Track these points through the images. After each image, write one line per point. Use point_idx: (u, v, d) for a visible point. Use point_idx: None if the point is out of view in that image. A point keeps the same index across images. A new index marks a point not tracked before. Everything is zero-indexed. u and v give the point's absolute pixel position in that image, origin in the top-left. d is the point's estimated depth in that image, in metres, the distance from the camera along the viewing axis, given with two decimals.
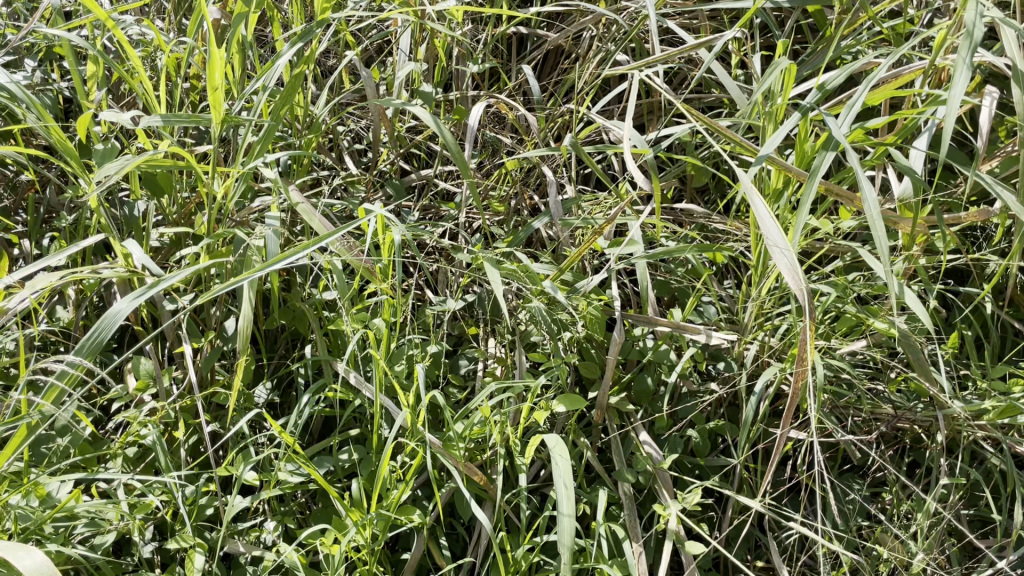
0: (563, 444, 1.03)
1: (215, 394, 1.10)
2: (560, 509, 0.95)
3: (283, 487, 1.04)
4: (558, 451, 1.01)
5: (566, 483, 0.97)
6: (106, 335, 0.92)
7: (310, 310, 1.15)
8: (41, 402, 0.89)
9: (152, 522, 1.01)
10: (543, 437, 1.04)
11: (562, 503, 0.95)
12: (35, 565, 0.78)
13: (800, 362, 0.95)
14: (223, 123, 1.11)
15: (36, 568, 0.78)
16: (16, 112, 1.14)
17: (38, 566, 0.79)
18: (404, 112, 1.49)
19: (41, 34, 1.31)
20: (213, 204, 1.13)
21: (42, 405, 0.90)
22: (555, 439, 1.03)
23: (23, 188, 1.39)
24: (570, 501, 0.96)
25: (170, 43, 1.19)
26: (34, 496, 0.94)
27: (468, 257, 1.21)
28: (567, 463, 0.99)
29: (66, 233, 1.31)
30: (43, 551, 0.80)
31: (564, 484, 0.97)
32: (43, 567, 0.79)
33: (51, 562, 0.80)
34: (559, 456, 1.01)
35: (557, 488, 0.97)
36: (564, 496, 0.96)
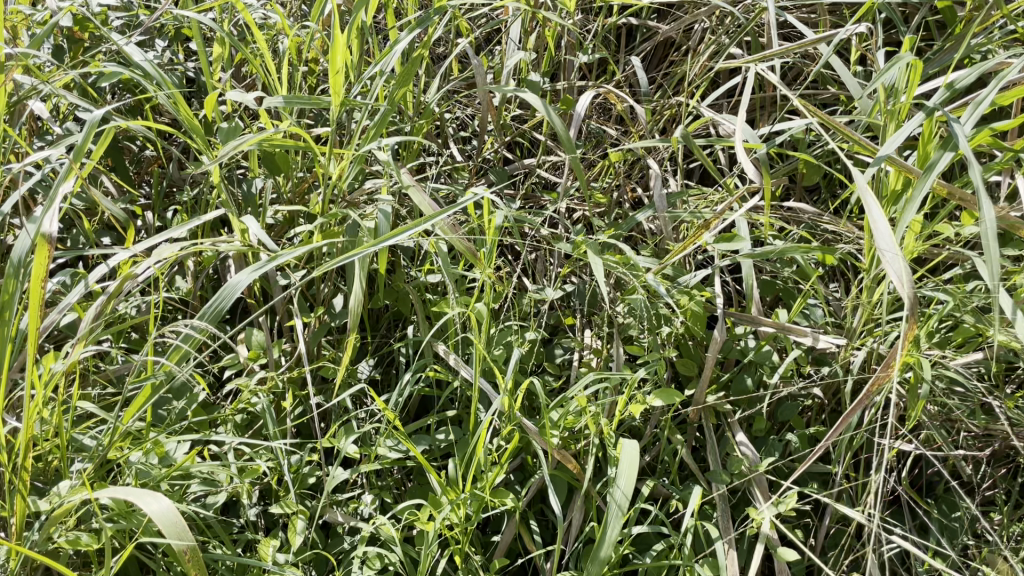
0: (635, 460, 1.00)
1: (323, 367, 1.14)
2: (599, 545, 0.99)
3: (383, 462, 1.08)
4: (626, 473, 0.99)
5: (617, 523, 0.98)
6: (224, 305, 0.98)
7: (414, 292, 1.18)
8: (167, 361, 0.95)
9: (259, 486, 1.06)
10: (623, 441, 1.01)
11: (603, 543, 0.98)
12: (160, 510, 0.81)
13: (885, 372, 0.92)
14: (343, 106, 1.15)
15: (161, 512, 0.81)
16: (149, 90, 1.20)
17: (164, 511, 0.82)
18: (512, 101, 1.51)
19: (173, 16, 1.38)
20: (329, 184, 1.18)
21: (168, 365, 0.96)
22: (632, 456, 1.00)
23: (148, 163, 1.47)
24: (612, 543, 0.98)
25: (294, 27, 1.24)
26: (154, 454, 0.98)
27: (570, 246, 1.21)
28: (627, 497, 0.98)
29: (188, 206, 1.38)
30: (168, 498, 0.83)
31: (615, 518, 0.98)
32: (168, 513, 0.82)
33: (175, 509, 0.83)
34: (626, 475, 0.99)
35: (607, 521, 0.98)
36: (609, 534, 0.98)
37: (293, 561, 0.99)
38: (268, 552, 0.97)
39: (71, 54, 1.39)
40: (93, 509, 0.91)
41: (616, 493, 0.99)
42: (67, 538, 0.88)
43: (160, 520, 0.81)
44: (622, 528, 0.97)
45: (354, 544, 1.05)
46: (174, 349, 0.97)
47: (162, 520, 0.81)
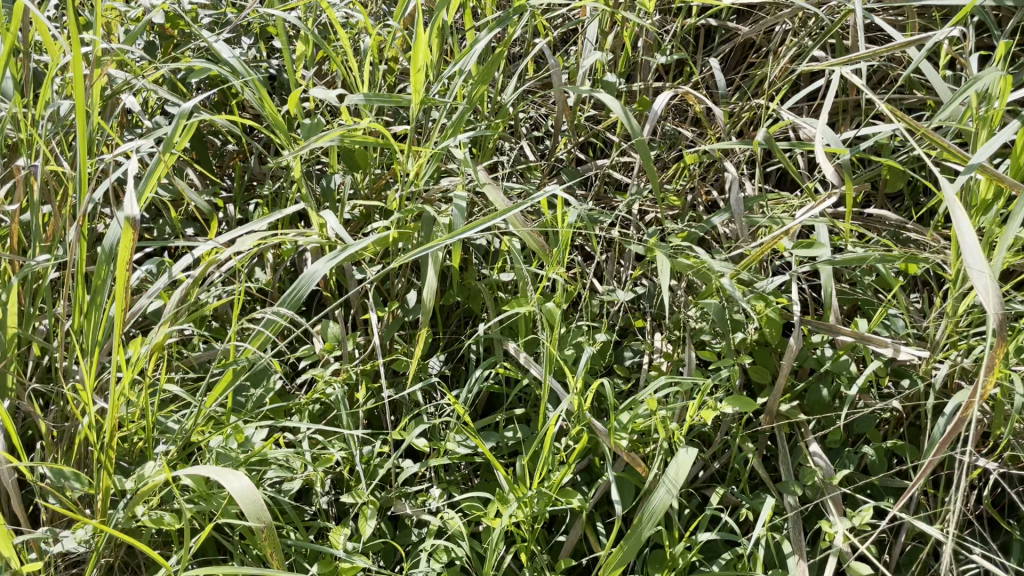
0: (687, 464, 1.00)
1: (395, 361, 1.16)
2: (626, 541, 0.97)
3: (452, 457, 1.09)
4: (673, 476, 0.99)
5: (651, 520, 0.97)
6: (303, 293, 1.00)
7: (486, 289, 1.19)
8: (249, 345, 0.99)
9: (331, 475, 1.08)
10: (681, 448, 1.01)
11: (631, 538, 0.96)
12: (242, 488, 0.83)
13: (976, 391, 0.88)
14: (422, 104, 1.17)
15: (242, 490, 0.83)
16: (236, 86, 1.23)
17: (245, 489, 0.83)
18: (586, 101, 1.50)
19: (259, 14, 1.41)
20: (406, 181, 1.19)
21: (249, 350, 1.00)
22: (685, 462, 1.00)
23: (230, 157, 1.52)
24: (639, 538, 0.96)
25: (377, 26, 1.26)
26: (234, 439, 1.01)
27: (643, 248, 1.21)
28: (668, 497, 0.97)
29: (268, 200, 1.41)
30: (249, 478, 0.85)
31: (651, 518, 0.97)
32: (248, 492, 0.83)
33: (255, 489, 0.84)
34: (674, 476, 0.99)
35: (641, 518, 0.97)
36: (640, 530, 0.97)
37: (362, 550, 1.01)
38: (338, 539, 0.99)
39: (162, 50, 1.44)
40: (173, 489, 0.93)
41: (663, 486, 0.98)
42: (151, 516, 0.92)
43: (241, 498, 0.82)
44: (654, 524, 0.96)
45: (422, 536, 1.06)
46: (256, 336, 1.00)
47: (243, 498, 0.82)
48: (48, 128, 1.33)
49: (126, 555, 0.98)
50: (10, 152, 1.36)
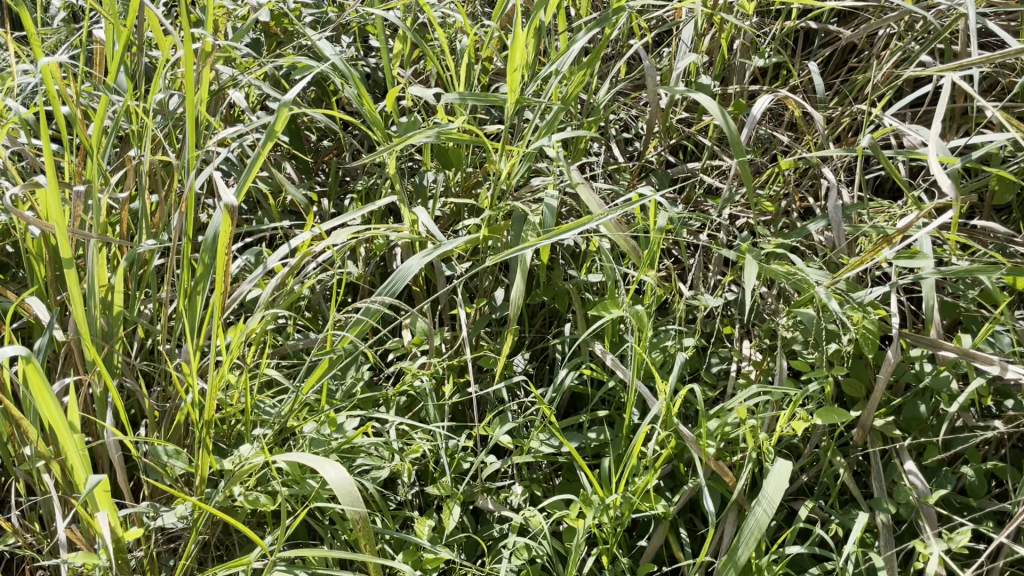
0: (784, 479, 0.95)
1: (482, 357, 1.18)
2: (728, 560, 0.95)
3: (536, 455, 1.10)
4: (771, 493, 0.95)
5: (750, 539, 0.95)
6: (397, 287, 1.04)
7: (574, 290, 1.19)
8: (348, 333, 1.04)
9: (416, 467, 1.10)
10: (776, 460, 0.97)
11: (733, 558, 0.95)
12: (339, 479, 0.84)
13: None
14: (518, 103, 1.17)
15: (340, 481, 0.84)
16: (337, 83, 1.27)
17: (342, 480, 0.84)
18: (679, 103, 1.49)
19: (360, 13, 1.45)
20: (498, 180, 1.20)
21: (347, 339, 1.05)
22: (782, 476, 0.96)
23: (326, 152, 1.56)
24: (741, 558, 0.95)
25: (475, 26, 1.28)
26: (326, 425, 1.04)
27: (735, 253, 1.19)
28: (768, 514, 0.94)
29: (362, 195, 1.44)
30: (344, 468, 0.86)
31: (750, 536, 0.95)
32: (345, 483, 0.84)
33: (351, 480, 0.85)
34: (772, 493, 0.95)
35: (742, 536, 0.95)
36: (741, 549, 0.95)
37: (445, 543, 1.03)
38: (423, 531, 1.01)
39: (265, 47, 1.49)
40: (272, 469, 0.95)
41: (759, 506, 0.95)
42: (247, 496, 0.95)
43: (339, 488, 0.83)
44: (754, 543, 0.94)
45: (504, 532, 1.07)
46: (354, 325, 1.05)
47: (340, 489, 0.84)
48: (157, 120, 1.39)
49: (221, 533, 1.02)
50: (122, 143, 1.43)
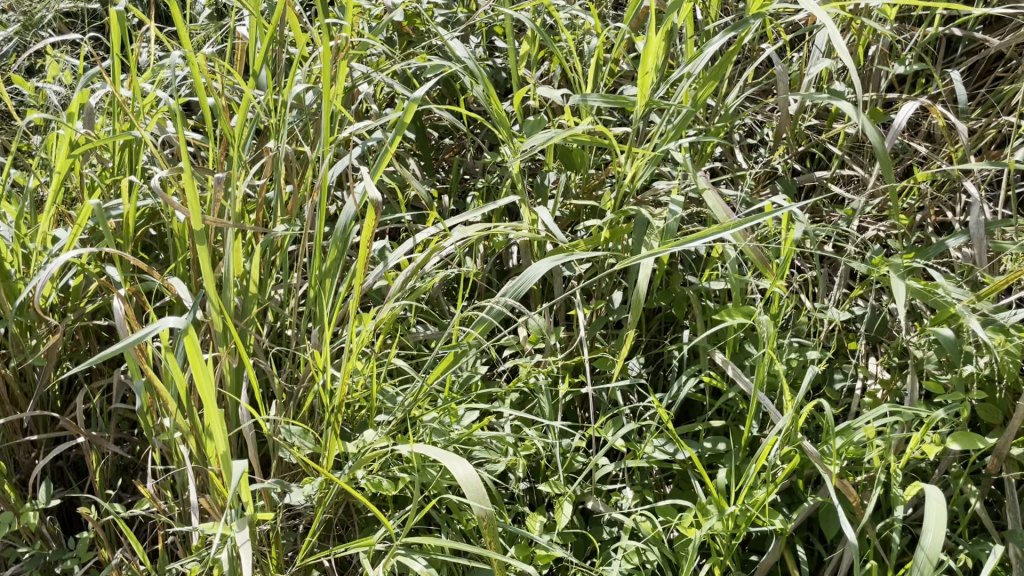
0: (944, 508, 0.92)
1: (599, 359, 1.18)
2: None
3: (650, 461, 1.09)
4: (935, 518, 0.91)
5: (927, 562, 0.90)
6: (522, 289, 1.06)
7: (694, 296, 1.17)
8: (472, 331, 1.07)
9: (529, 463, 1.11)
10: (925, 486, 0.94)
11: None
12: (466, 475, 0.86)
13: None
14: (648, 106, 1.17)
15: (466, 478, 0.86)
16: (467, 82, 1.30)
17: (468, 477, 0.86)
18: (809, 110, 1.45)
19: (491, 13, 1.47)
20: (623, 182, 1.20)
21: (472, 336, 1.08)
22: (938, 501, 0.93)
23: (449, 150, 1.60)
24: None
25: (606, 28, 1.28)
26: (448, 415, 1.06)
27: (867, 266, 1.15)
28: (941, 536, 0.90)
29: (483, 193, 1.47)
30: (471, 465, 0.88)
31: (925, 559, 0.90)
32: (472, 480, 0.86)
33: (478, 477, 0.87)
34: (936, 522, 0.91)
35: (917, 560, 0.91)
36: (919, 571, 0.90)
37: (557, 540, 1.04)
38: (535, 527, 1.03)
39: (397, 46, 1.53)
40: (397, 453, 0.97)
41: (927, 536, 0.91)
42: (370, 480, 0.99)
43: (465, 485, 0.85)
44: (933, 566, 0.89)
45: (614, 535, 1.07)
46: (478, 323, 1.08)
47: (467, 485, 0.85)
48: (293, 114, 1.45)
49: (342, 514, 1.06)
50: (260, 135, 1.50)
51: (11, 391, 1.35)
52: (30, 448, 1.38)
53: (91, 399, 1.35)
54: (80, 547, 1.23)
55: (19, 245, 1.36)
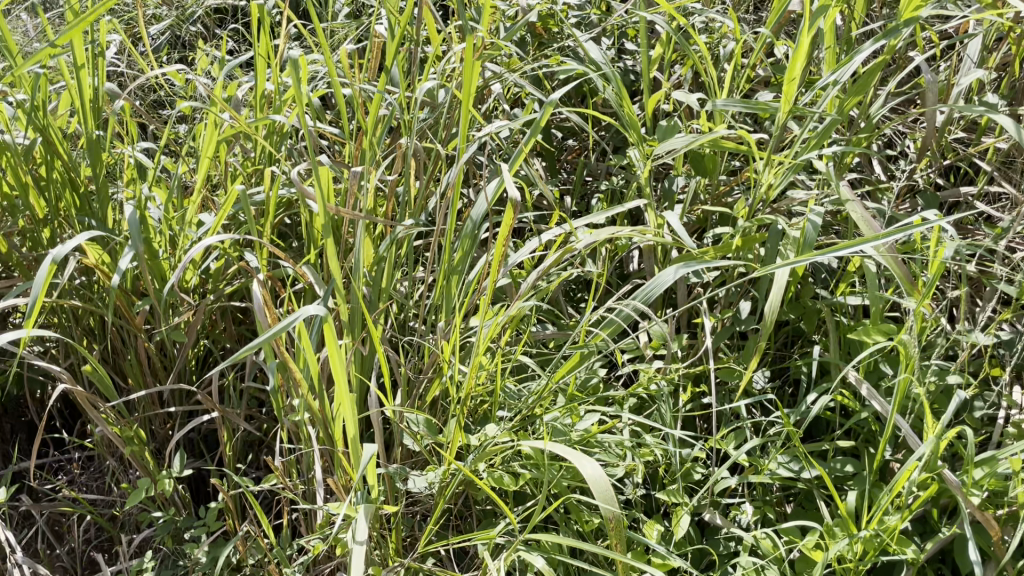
0: None
1: (724, 369, 1.16)
2: None
3: (773, 477, 1.07)
4: None
5: None
6: (651, 296, 1.07)
7: (828, 310, 1.13)
8: (601, 332, 1.07)
9: (647, 470, 1.11)
10: None
11: None
12: (594, 474, 0.85)
13: None
14: (791, 113, 1.14)
15: (594, 476, 0.85)
16: (601, 84, 1.29)
17: (597, 475, 0.86)
18: (956, 122, 1.38)
19: (626, 15, 1.47)
20: (759, 191, 1.18)
21: (600, 337, 1.08)
22: None
23: (573, 151, 1.60)
24: None
25: (746, 33, 1.26)
26: (570, 415, 1.07)
27: (1019, 289, 1.09)
28: None
29: (608, 196, 1.46)
30: (601, 465, 0.87)
31: None
32: (600, 478, 0.85)
33: (607, 476, 0.86)
34: None
35: None
36: None
37: (673, 550, 1.03)
38: (652, 534, 1.02)
39: (530, 47, 1.54)
40: (521, 451, 0.98)
41: None
42: (492, 474, 1.01)
43: (593, 483, 0.85)
44: None
45: (733, 550, 1.05)
46: (606, 324, 1.09)
47: (595, 483, 0.85)
48: (426, 112, 1.48)
49: (462, 505, 1.08)
50: (392, 130, 1.54)
51: (152, 364, 1.43)
52: (166, 418, 1.46)
53: (225, 377, 1.42)
54: (209, 515, 1.30)
55: (166, 227, 1.43)
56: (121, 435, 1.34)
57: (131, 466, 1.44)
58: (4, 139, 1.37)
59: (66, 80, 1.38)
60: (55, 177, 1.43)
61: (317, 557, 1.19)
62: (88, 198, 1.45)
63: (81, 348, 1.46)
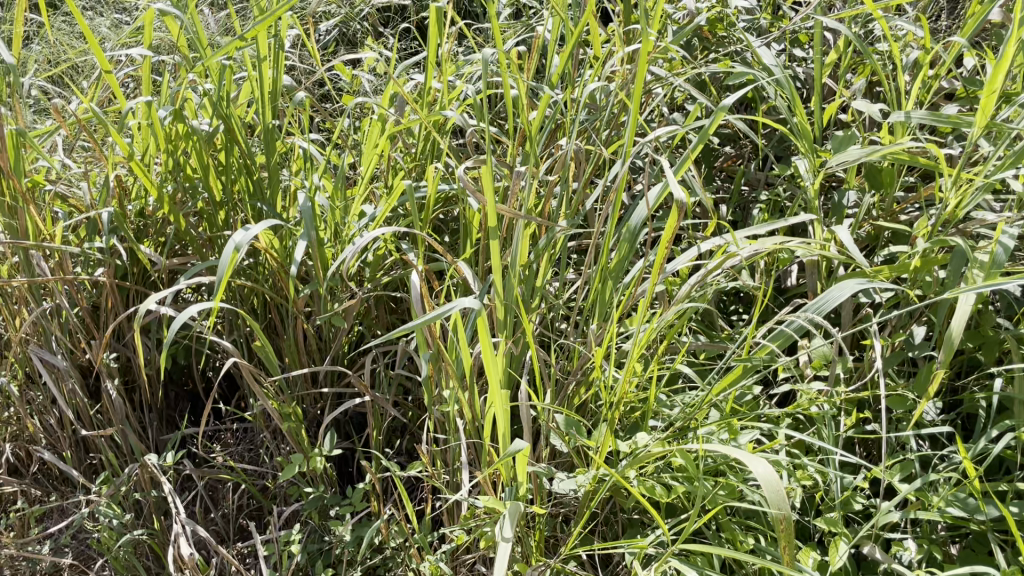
0: None
1: (892, 395, 1.09)
2: None
3: (943, 515, 1.00)
4: None
5: None
6: (824, 309, 1.02)
7: (1013, 341, 1.05)
8: (767, 345, 1.03)
9: (803, 494, 1.06)
10: None
11: None
12: (765, 474, 0.80)
13: None
14: (986, 128, 1.07)
15: (765, 477, 0.80)
16: (774, 92, 1.25)
17: (767, 475, 0.80)
18: None
19: (802, 21, 1.42)
20: (943, 209, 1.11)
21: (765, 350, 1.04)
22: None
23: (732, 159, 1.56)
24: None
25: (939, 41, 1.19)
26: (725, 429, 1.04)
27: None
28: None
29: (769, 207, 1.42)
30: (772, 465, 0.82)
31: None
32: (772, 479, 0.80)
33: (779, 478, 0.80)
34: None
35: None
36: None
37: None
38: (808, 562, 0.98)
39: (696, 50, 1.51)
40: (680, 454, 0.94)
41: None
42: (643, 483, 0.99)
43: (763, 483, 0.79)
44: None
45: None
46: (774, 336, 1.05)
47: (766, 483, 0.79)
48: (587, 113, 1.48)
49: (608, 511, 1.07)
50: (551, 131, 1.54)
51: (309, 346, 1.49)
52: (318, 398, 1.52)
53: (376, 363, 1.47)
54: (355, 494, 1.35)
55: (331, 216, 1.49)
56: (279, 411, 1.41)
57: (283, 442, 1.51)
58: (191, 125, 1.45)
59: (250, 72, 1.46)
60: (233, 163, 1.51)
61: (458, 547, 1.21)
62: (261, 184, 1.52)
63: (245, 326, 1.54)
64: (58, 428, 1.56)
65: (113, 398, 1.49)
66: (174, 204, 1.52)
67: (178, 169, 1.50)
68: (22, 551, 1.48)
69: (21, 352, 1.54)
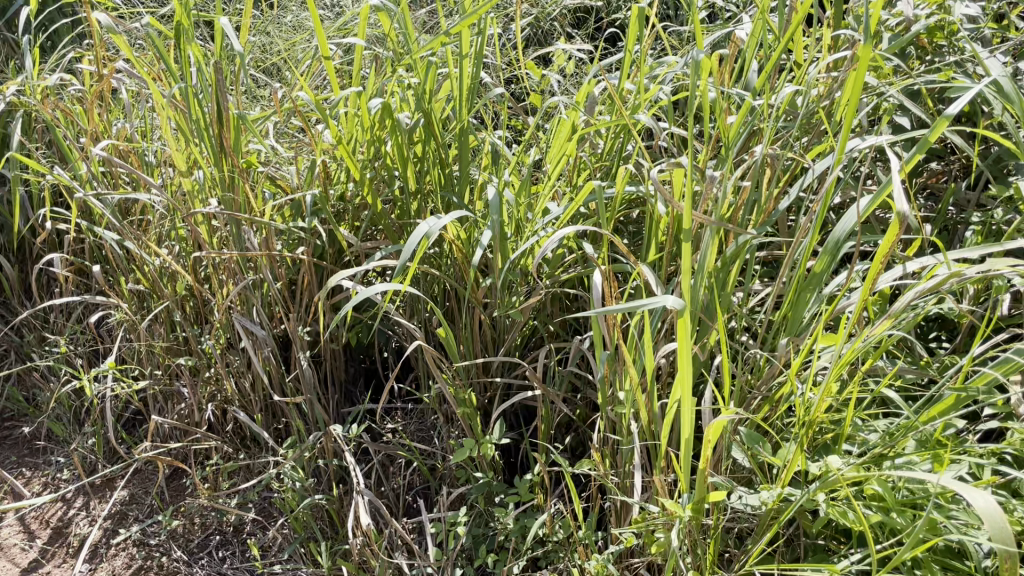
0: None
1: None
2: None
3: None
4: None
5: None
6: None
7: None
8: (986, 373, 0.96)
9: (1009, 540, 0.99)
10: None
11: None
12: (986, 505, 0.77)
13: None
14: None
15: (986, 508, 0.77)
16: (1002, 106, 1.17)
17: (988, 507, 0.77)
18: None
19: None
20: None
21: (982, 379, 0.97)
22: None
23: (940, 176, 1.47)
24: None
25: None
26: (927, 460, 0.99)
27: None
28: None
29: (980, 230, 1.33)
30: (995, 499, 0.79)
31: None
32: (994, 512, 0.77)
33: (1002, 512, 0.77)
34: None
35: None
36: None
37: None
38: None
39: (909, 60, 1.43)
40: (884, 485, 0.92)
41: None
42: (835, 507, 0.95)
43: (984, 514, 0.77)
44: None
45: None
46: (997, 363, 0.97)
47: (986, 515, 0.77)
48: (786, 121, 1.44)
49: (790, 532, 1.04)
50: (745, 139, 1.51)
51: (486, 336, 1.53)
52: (490, 387, 1.56)
53: (551, 358, 1.49)
54: (522, 485, 1.37)
55: (517, 212, 1.53)
56: (455, 396, 1.46)
57: (455, 426, 1.56)
58: (394, 117, 1.53)
59: (452, 68, 1.51)
60: (428, 156, 1.57)
61: (624, 550, 1.21)
62: (452, 176, 1.58)
63: (426, 311, 1.60)
64: (251, 390, 1.67)
65: (303, 369, 1.58)
66: (372, 191, 1.60)
67: (378, 158, 1.57)
68: (214, 502, 1.61)
69: (225, 319, 1.67)
